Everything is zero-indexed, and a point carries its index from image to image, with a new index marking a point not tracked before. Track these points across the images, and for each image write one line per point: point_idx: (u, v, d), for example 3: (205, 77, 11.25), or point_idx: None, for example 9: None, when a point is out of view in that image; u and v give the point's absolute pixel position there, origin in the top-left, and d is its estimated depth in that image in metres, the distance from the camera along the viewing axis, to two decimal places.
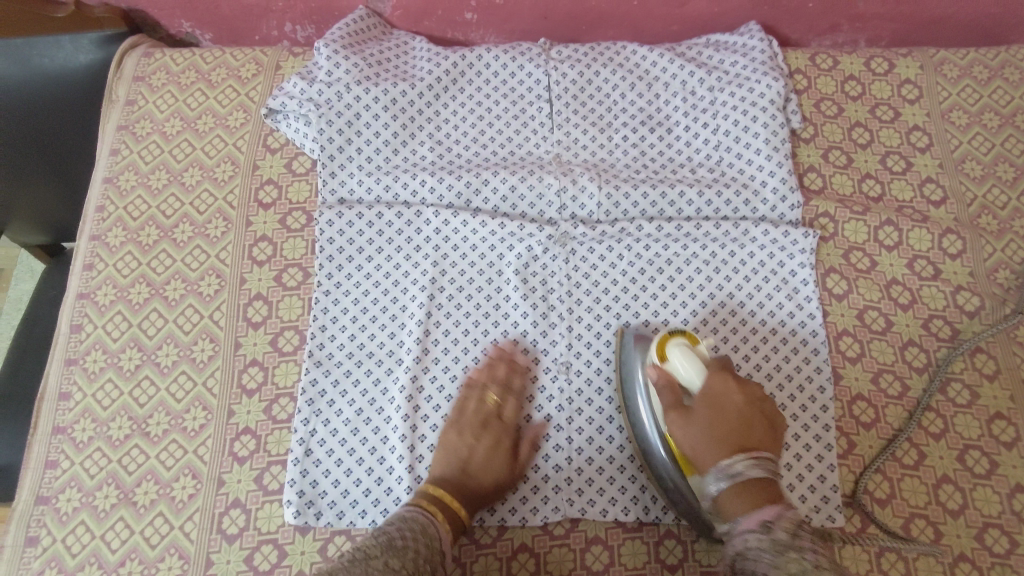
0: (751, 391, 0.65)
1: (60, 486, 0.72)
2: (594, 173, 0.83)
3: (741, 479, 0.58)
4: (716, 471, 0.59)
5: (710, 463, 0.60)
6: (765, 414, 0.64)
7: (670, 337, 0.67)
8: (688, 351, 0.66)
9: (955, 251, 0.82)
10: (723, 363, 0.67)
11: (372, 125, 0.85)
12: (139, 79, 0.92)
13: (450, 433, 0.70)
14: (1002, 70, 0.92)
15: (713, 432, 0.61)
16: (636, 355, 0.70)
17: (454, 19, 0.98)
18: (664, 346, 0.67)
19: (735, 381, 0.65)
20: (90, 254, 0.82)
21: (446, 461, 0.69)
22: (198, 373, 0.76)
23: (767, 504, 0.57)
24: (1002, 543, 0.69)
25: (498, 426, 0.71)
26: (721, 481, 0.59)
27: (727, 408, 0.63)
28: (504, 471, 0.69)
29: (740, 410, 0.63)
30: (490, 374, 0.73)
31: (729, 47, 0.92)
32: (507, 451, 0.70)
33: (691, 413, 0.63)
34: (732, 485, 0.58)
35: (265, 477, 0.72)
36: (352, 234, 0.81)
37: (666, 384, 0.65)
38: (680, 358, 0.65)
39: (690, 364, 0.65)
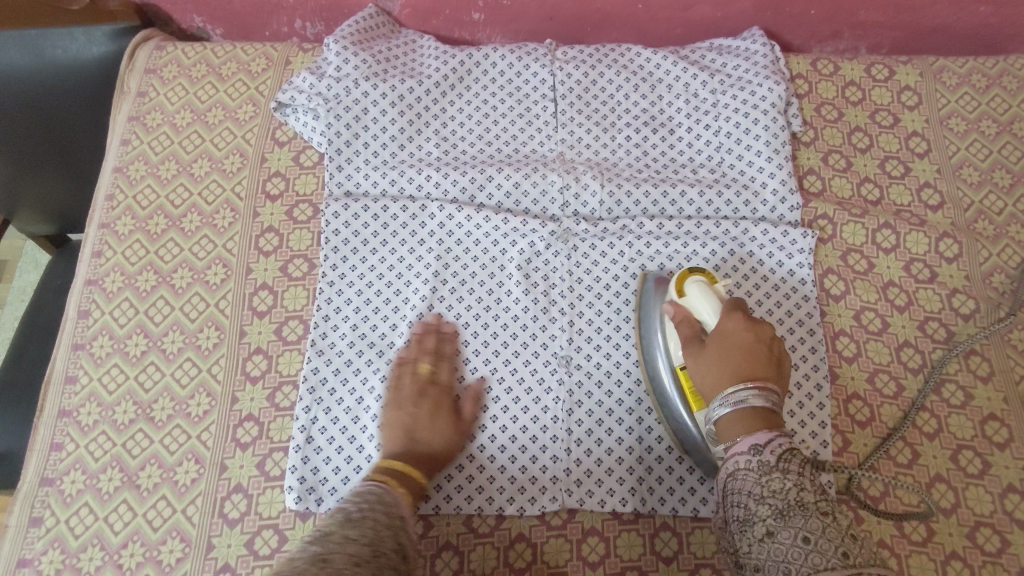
0: (763, 327, 0.66)
1: (65, 468, 0.73)
2: (596, 171, 0.85)
3: (746, 408, 0.60)
4: (721, 398, 0.62)
5: (717, 390, 0.63)
6: (775, 349, 0.65)
7: (690, 273, 0.71)
8: (706, 288, 0.69)
9: (951, 254, 0.83)
10: (739, 301, 0.69)
11: (379, 120, 0.86)
12: (151, 72, 0.94)
13: (389, 410, 0.69)
14: (1000, 78, 0.93)
15: (719, 358, 0.64)
16: (655, 296, 0.74)
17: (462, 18, 0.99)
18: (682, 282, 0.71)
19: (746, 320, 0.66)
20: (99, 242, 0.84)
21: (392, 437, 0.67)
22: (204, 360, 0.77)
23: (765, 431, 0.59)
24: (994, 542, 0.70)
25: (433, 389, 0.71)
26: (725, 406, 0.61)
27: (736, 337, 0.65)
28: (452, 431, 0.70)
29: (749, 344, 0.64)
30: (420, 348, 0.75)
31: (732, 51, 0.93)
32: (449, 413, 0.70)
33: (704, 345, 0.66)
34: (734, 411, 0.61)
35: (267, 463, 0.73)
36: (357, 226, 0.82)
37: (682, 317, 0.69)
38: (696, 292, 0.68)
39: (702, 295, 0.68)
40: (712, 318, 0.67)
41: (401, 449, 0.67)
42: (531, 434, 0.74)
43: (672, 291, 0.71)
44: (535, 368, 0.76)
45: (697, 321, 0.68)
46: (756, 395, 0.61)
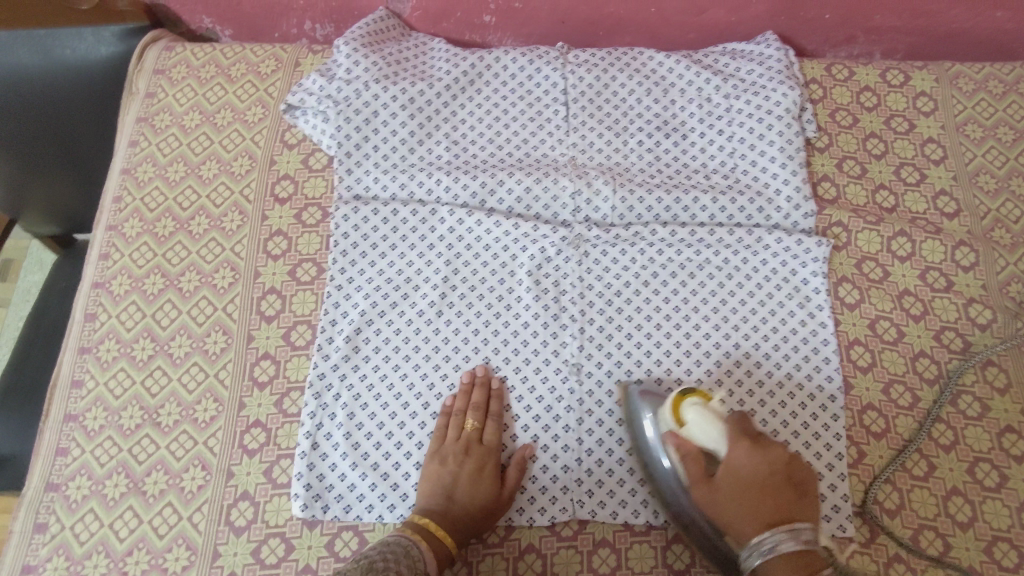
0: (774, 451, 0.61)
1: (71, 473, 0.72)
2: (609, 176, 0.84)
3: (777, 555, 0.56)
4: (754, 549, 0.57)
5: (746, 535, 0.58)
6: (788, 473, 0.60)
7: (684, 398, 0.64)
8: (704, 412, 0.62)
9: (967, 263, 0.82)
10: (740, 421, 0.63)
11: (390, 123, 0.85)
12: (159, 72, 0.93)
13: (433, 464, 0.69)
14: (1017, 84, 0.92)
15: (729, 499, 0.59)
16: (646, 407, 0.68)
17: (473, 21, 0.98)
18: (677, 408, 0.64)
19: (754, 448, 0.60)
20: (106, 244, 0.83)
21: (429, 494, 0.68)
22: (211, 364, 0.76)
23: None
24: (1010, 558, 0.69)
25: (483, 451, 0.70)
26: (756, 560, 0.56)
27: (749, 472, 0.59)
28: (491, 497, 0.68)
29: (766, 480, 0.59)
30: (467, 400, 0.73)
31: (746, 55, 0.92)
32: (492, 478, 0.69)
33: (713, 484, 0.60)
34: (766, 563, 0.56)
35: (274, 470, 0.72)
36: (366, 230, 0.81)
37: (686, 454, 0.62)
38: (697, 419, 0.62)
39: (703, 421, 0.62)
40: (719, 448, 0.61)
41: (436, 507, 0.67)
42: (541, 442, 0.73)
43: (670, 417, 0.65)
44: (546, 376, 0.76)
45: (700, 454, 0.62)
46: (779, 538, 0.56)
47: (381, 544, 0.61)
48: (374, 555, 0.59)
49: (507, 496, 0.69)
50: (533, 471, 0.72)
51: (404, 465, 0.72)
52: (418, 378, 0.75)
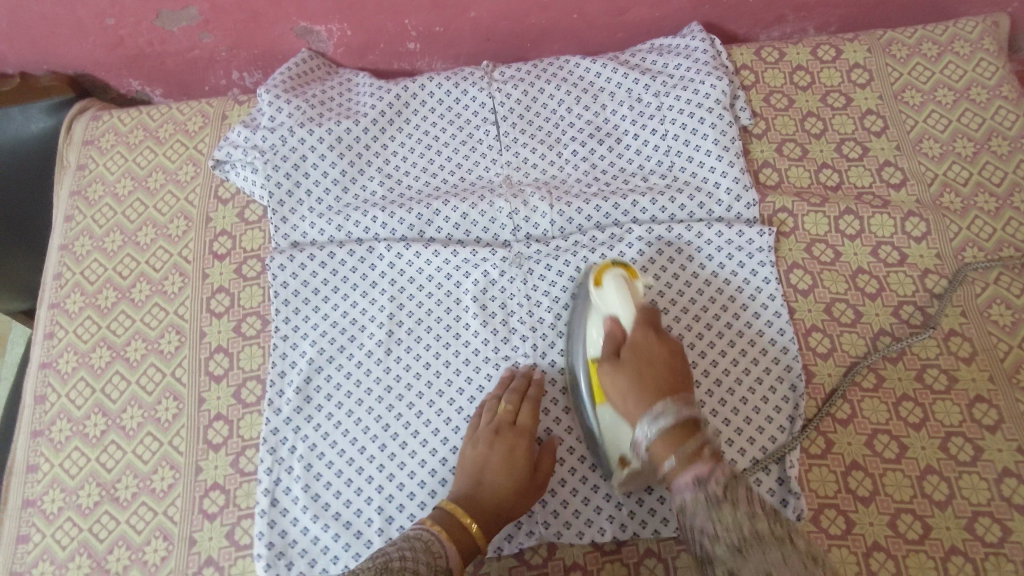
0: (671, 342, 0.67)
1: (33, 560, 0.71)
2: (544, 192, 0.83)
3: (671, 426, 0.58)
4: (648, 414, 0.60)
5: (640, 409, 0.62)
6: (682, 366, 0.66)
7: (609, 266, 0.69)
8: (622, 283, 0.67)
9: (919, 233, 0.80)
10: (652, 310, 0.69)
11: (319, 165, 0.85)
12: (89, 143, 0.93)
13: (468, 448, 0.69)
14: (952, 44, 0.91)
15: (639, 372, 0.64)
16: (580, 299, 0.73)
17: (398, 50, 0.97)
18: (600, 275, 0.69)
19: (656, 334, 0.67)
20: (50, 323, 0.83)
21: (461, 477, 0.67)
22: (164, 433, 0.76)
23: (693, 440, 0.57)
24: (994, 532, 0.67)
25: (511, 428, 0.69)
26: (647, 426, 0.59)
27: (651, 355, 0.65)
28: (512, 456, 0.68)
29: (662, 359, 0.65)
30: (504, 385, 0.73)
31: (672, 50, 0.91)
32: (525, 459, 0.68)
33: (619, 363, 0.65)
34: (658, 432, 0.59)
35: (236, 532, 0.71)
36: (305, 276, 0.80)
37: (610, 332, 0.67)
38: (614, 288, 0.67)
39: (620, 291, 0.67)
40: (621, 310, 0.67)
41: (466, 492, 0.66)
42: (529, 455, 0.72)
43: (591, 283, 0.70)
44: None
45: (619, 334, 0.67)
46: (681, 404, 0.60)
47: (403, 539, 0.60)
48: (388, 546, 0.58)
49: (521, 439, 0.69)
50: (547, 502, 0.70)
51: (366, 511, 0.70)
52: (372, 420, 0.74)
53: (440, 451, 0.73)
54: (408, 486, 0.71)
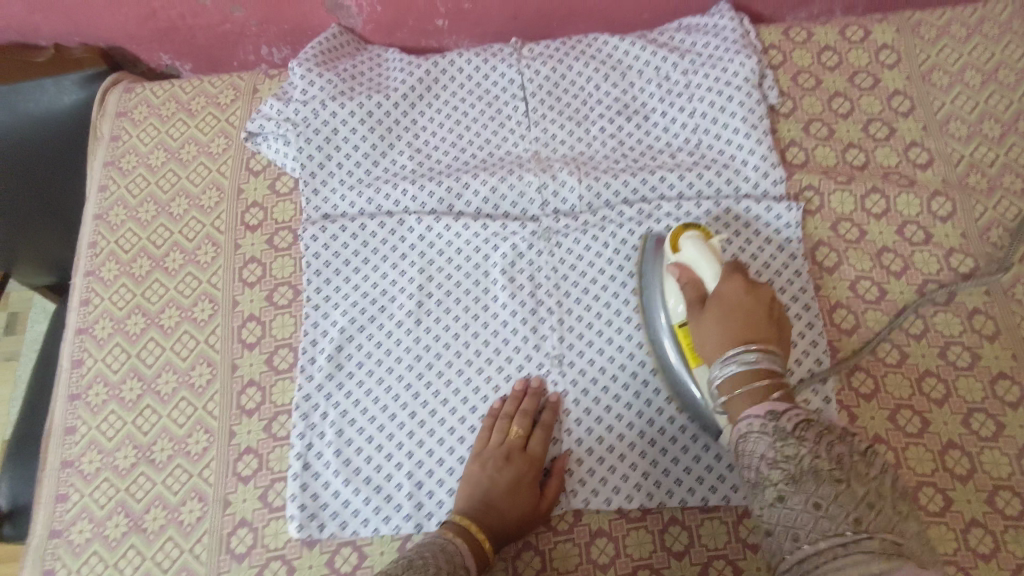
0: (761, 290, 0.66)
1: (72, 518, 0.73)
2: (573, 167, 0.83)
3: (753, 370, 0.60)
4: (723, 359, 0.62)
5: (715, 355, 0.63)
6: (776, 313, 0.66)
7: (683, 230, 0.71)
8: (700, 242, 0.69)
9: (945, 213, 0.81)
10: (736, 262, 0.69)
11: (350, 139, 0.86)
12: (122, 115, 0.95)
13: (473, 465, 0.70)
14: (981, 26, 0.91)
15: (721, 317, 0.64)
16: (655, 271, 0.74)
17: (426, 27, 0.98)
18: (677, 239, 0.71)
19: (748, 287, 0.66)
20: (86, 290, 0.84)
21: (468, 494, 0.68)
22: (198, 398, 0.77)
23: (767, 398, 0.58)
24: (1014, 506, 0.68)
25: (523, 456, 0.70)
26: (725, 371, 0.61)
27: (742, 306, 0.64)
28: (523, 479, 0.69)
29: (758, 315, 0.64)
30: (515, 405, 0.73)
31: (701, 29, 0.91)
32: (531, 487, 0.69)
33: (703, 312, 0.66)
34: (739, 377, 0.60)
35: (269, 495, 0.73)
36: (337, 247, 0.81)
37: (688, 279, 0.69)
38: (693, 246, 0.69)
39: (699, 248, 0.69)
40: (711, 278, 0.67)
41: (474, 512, 0.66)
42: (560, 446, 0.73)
43: (669, 249, 0.72)
44: (529, 370, 0.76)
45: (702, 284, 0.68)
46: (766, 361, 0.60)
47: (429, 542, 0.62)
48: (412, 554, 0.60)
49: (529, 467, 0.70)
50: (578, 475, 0.72)
51: (397, 476, 0.72)
52: (402, 388, 0.75)
53: (469, 419, 0.74)
54: (438, 452, 0.73)
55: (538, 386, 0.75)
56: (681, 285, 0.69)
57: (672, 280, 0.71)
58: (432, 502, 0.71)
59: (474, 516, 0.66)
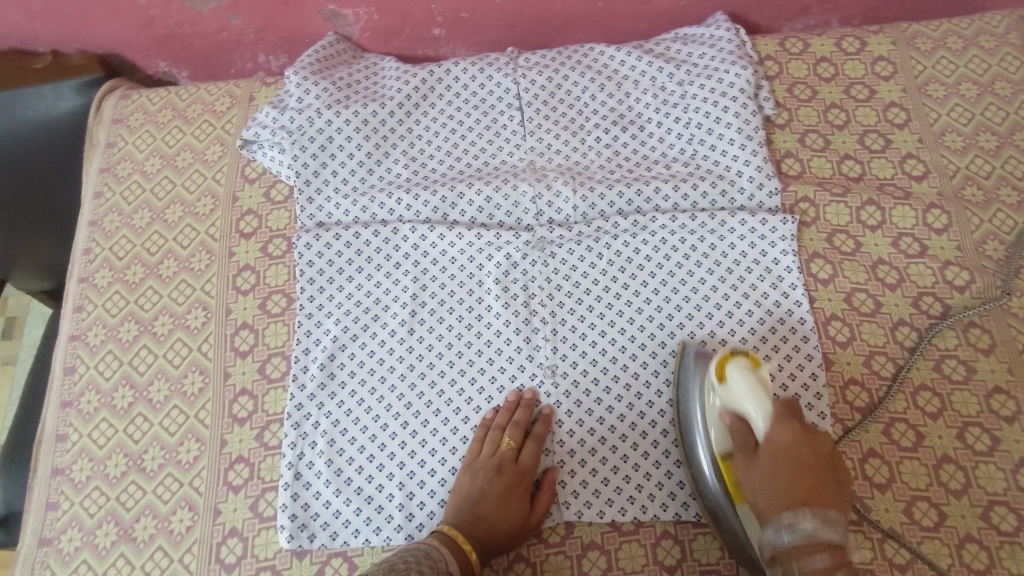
0: (818, 439, 0.59)
1: (62, 526, 0.73)
2: (567, 177, 0.83)
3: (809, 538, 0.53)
4: (776, 524, 0.55)
5: (769, 511, 0.56)
6: (832, 462, 0.59)
7: (730, 356, 0.64)
8: (749, 375, 0.62)
9: (941, 225, 0.80)
10: (790, 403, 0.62)
11: (345, 148, 0.86)
12: (117, 121, 0.94)
13: (464, 476, 0.69)
14: (977, 38, 0.91)
15: (768, 476, 0.58)
16: (696, 372, 0.69)
17: (423, 36, 0.98)
18: (722, 366, 0.64)
19: (802, 430, 0.59)
20: (80, 297, 0.84)
21: (457, 506, 0.68)
22: (190, 406, 0.77)
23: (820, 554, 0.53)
24: (1009, 521, 0.67)
25: (513, 467, 0.70)
26: (781, 533, 0.54)
27: (796, 451, 0.58)
28: (513, 491, 0.68)
29: (810, 460, 0.58)
30: (508, 416, 0.73)
31: (697, 39, 0.91)
32: (521, 499, 0.68)
33: (755, 457, 0.60)
34: (794, 540, 0.54)
35: (260, 504, 0.72)
36: (331, 256, 0.81)
37: (738, 426, 0.62)
38: (741, 382, 0.62)
39: (747, 383, 0.62)
40: (760, 423, 0.61)
41: (462, 523, 0.66)
42: (553, 457, 0.73)
43: (714, 379, 0.65)
44: (522, 382, 0.76)
45: (750, 423, 0.62)
46: (824, 525, 0.53)
47: (418, 552, 0.62)
48: (396, 560, 0.60)
49: (520, 479, 0.69)
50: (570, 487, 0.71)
51: (389, 486, 0.72)
52: (395, 398, 0.75)
53: (461, 430, 0.74)
54: (430, 463, 0.72)
55: (532, 397, 0.74)
56: (727, 417, 0.64)
57: (718, 410, 0.64)
58: (423, 513, 0.71)
59: (462, 527, 0.66)
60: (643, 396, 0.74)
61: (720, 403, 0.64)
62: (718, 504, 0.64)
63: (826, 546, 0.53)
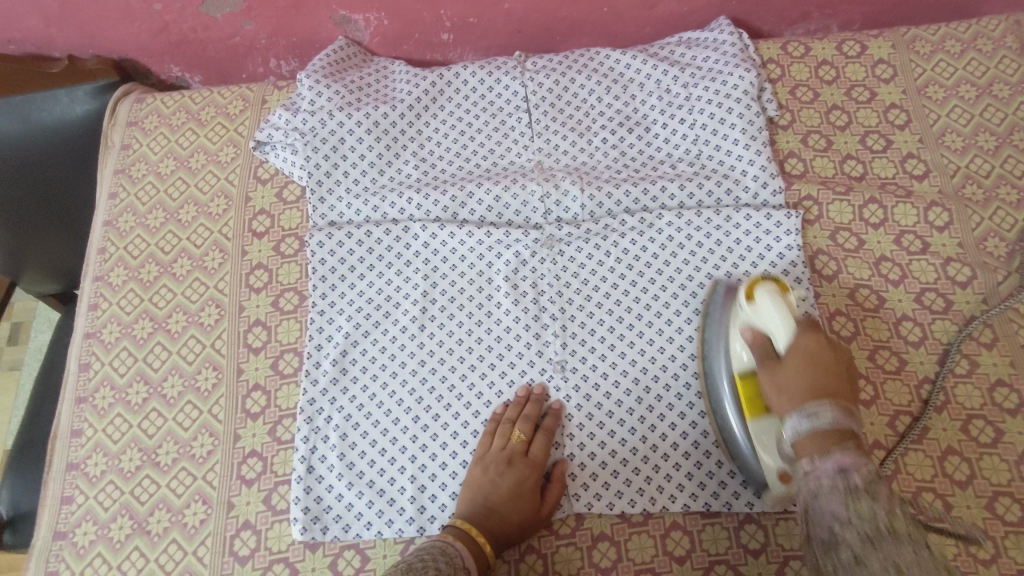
0: (840, 352, 0.61)
1: (77, 520, 0.74)
2: (575, 176, 0.85)
3: (822, 427, 0.52)
4: (799, 412, 0.54)
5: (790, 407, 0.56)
6: (844, 366, 0.60)
7: (760, 281, 0.66)
8: (778, 297, 0.64)
9: (941, 223, 0.82)
10: (814, 321, 0.63)
11: (357, 149, 0.87)
12: (133, 124, 0.97)
13: (476, 470, 0.70)
14: (974, 42, 0.93)
15: (795, 376, 0.58)
16: (722, 307, 0.73)
17: (432, 41, 1.00)
18: (752, 289, 0.66)
19: (826, 339, 0.61)
20: (95, 295, 0.86)
21: (469, 499, 0.68)
22: (204, 401, 0.78)
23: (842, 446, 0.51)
24: (1014, 512, 0.68)
25: (525, 461, 0.70)
26: (802, 420, 0.53)
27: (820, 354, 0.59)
28: (524, 484, 0.69)
29: (830, 364, 0.58)
30: (518, 410, 0.74)
31: (701, 43, 0.93)
32: (532, 492, 0.69)
33: (777, 364, 0.61)
34: (812, 426, 0.52)
35: (273, 497, 0.73)
36: (343, 253, 0.83)
37: (759, 340, 0.64)
38: (770, 302, 0.63)
39: (775, 303, 0.63)
40: (784, 336, 0.61)
41: (475, 516, 0.67)
42: (565, 450, 0.74)
43: (743, 297, 0.67)
44: (532, 377, 0.77)
45: (774, 340, 0.63)
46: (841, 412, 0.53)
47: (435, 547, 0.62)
48: (411, 558, 0.60)
49: (531, 472, 0.70)
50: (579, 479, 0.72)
51: (401, 479, 0.72)
52: (406, 392, 0.76)
53: (472, 424, 0.75)
54: (442, 456, 0.73)
55: (542, 393, 0.75)
56: (748, 328, 0.65)
57: (742, 325, 0.67)
58: (435, 506, 0.71)
59: (476, 520, 0.66)
60: (651, 390, 0.75)
61: (744, 317, 0.67)
62: (727, 412, 0.69)
63: (848, 438, 0.52)
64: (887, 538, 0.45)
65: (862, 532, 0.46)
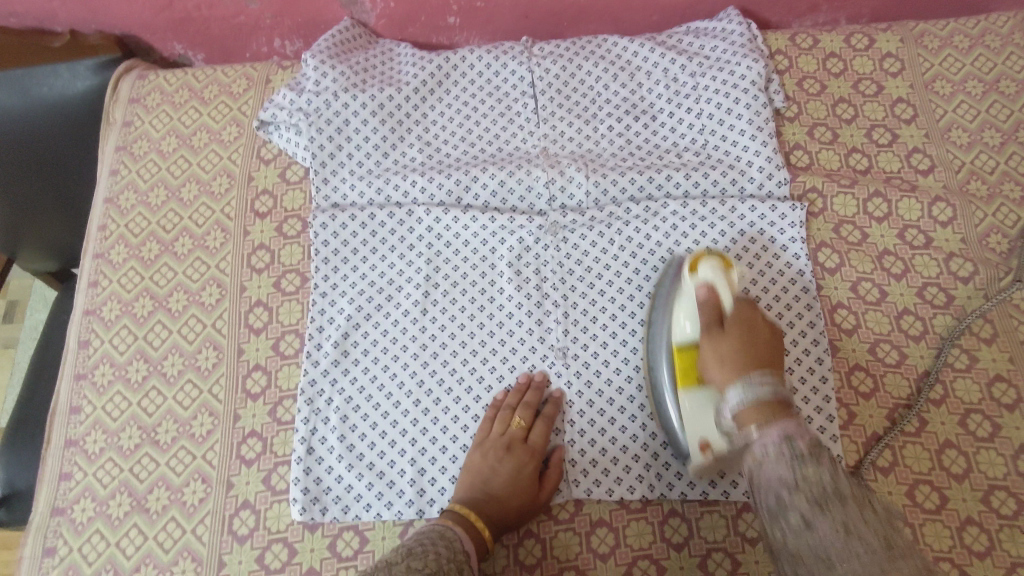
0: (770, 327, 0.65)
1: (75, 496, 0.74)
2: (581, 163, 0.85)
3: (761, 399, 0.55)
4: (742, 383, 0.57)
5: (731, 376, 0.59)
6: (772, 337, 0.64)
7: (704, 255, 0.68)
8: (720, 271, 0.66)
9: (945, 218, 0.82)
10: (752, 300, 0.67)
11: (361, 131, 0.87)
12: (135, 101, 0.96)
13: (475, 455, 0.70)
14: (983, 38, 0.93)
15: (741, 342, 0.62)
16: (669, 284, 0.72)
17: (438, 24, 0.99)
18: (695, 264, 0.68)
19: (764, 321, 0.65)
20: (95, 272, 0.85)
21: (467, 484, 0.68)
22: (204, 380, 0.78)
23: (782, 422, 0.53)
24: (1009, 506, 0.69)
25: (524, 447, 0.71)
26: (742, 392, 0.56)
27: (760, 336, 0.63)
28: (523, 470, 0.69)
29: (764, 338, 0.63)
30: (518, 396, 0.74)
31: (709, 32, 0.93)
32: (531, 478, 0.69)
33: (722, 330, 0.63)
34: (751, 399, 0.55)
35: (273, 478, 0.73)
36: (346, 235, 0.82)
37: (707, 299, 0.65)
38: (712, 279, 0.66)
39: (716, 279, 0.66)
40: (727, 299, 0.65)
41: (473, 501, 0.67)
42: (566, 436, 0.74)
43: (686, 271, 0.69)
44: (533, 363, 0.77)
45: (719, 306, 0.65)
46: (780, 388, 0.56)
47: (432, 532, 0.63)
48: (411, 542, 0.61)
49: (530, 459, 0.70)
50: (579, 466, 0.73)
51: (400, 462, 0.73)
52: (407, 376, 0.76)
53: (473, 408, 0.75)
54: (442, 440, 0.73)
55: (542, 380, 0.75)
56: (693, 305, 0.67)
57: (687, 300, 0.68)
58: (434, 489, 0.71)
59: (474, 505, 0.67)
60: None
61: (686, 291, 0.68)
62: (665, 392, 0.68)
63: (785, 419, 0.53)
64: (831, 496, 0.48)
65: (809, 493, 0.48)
